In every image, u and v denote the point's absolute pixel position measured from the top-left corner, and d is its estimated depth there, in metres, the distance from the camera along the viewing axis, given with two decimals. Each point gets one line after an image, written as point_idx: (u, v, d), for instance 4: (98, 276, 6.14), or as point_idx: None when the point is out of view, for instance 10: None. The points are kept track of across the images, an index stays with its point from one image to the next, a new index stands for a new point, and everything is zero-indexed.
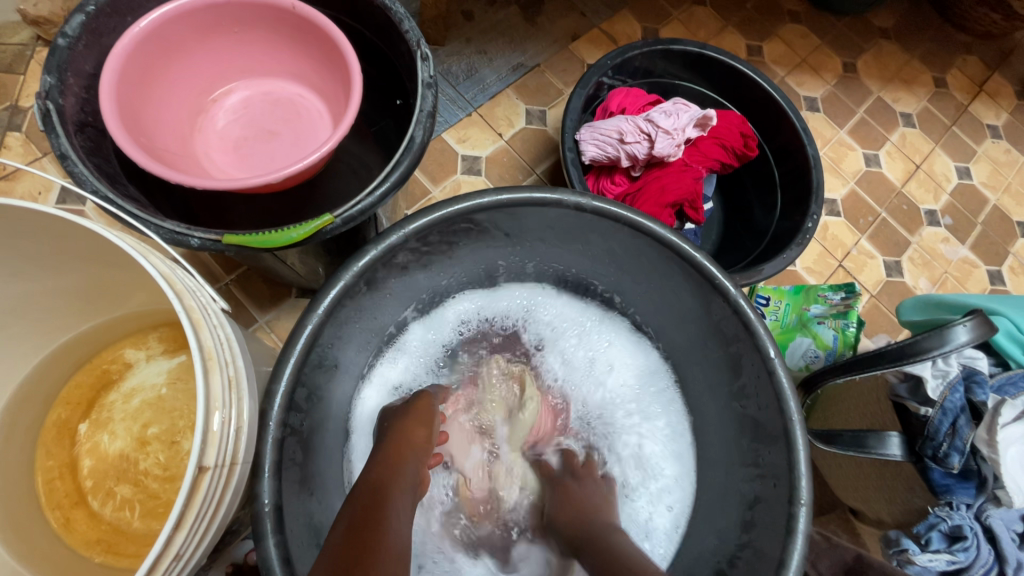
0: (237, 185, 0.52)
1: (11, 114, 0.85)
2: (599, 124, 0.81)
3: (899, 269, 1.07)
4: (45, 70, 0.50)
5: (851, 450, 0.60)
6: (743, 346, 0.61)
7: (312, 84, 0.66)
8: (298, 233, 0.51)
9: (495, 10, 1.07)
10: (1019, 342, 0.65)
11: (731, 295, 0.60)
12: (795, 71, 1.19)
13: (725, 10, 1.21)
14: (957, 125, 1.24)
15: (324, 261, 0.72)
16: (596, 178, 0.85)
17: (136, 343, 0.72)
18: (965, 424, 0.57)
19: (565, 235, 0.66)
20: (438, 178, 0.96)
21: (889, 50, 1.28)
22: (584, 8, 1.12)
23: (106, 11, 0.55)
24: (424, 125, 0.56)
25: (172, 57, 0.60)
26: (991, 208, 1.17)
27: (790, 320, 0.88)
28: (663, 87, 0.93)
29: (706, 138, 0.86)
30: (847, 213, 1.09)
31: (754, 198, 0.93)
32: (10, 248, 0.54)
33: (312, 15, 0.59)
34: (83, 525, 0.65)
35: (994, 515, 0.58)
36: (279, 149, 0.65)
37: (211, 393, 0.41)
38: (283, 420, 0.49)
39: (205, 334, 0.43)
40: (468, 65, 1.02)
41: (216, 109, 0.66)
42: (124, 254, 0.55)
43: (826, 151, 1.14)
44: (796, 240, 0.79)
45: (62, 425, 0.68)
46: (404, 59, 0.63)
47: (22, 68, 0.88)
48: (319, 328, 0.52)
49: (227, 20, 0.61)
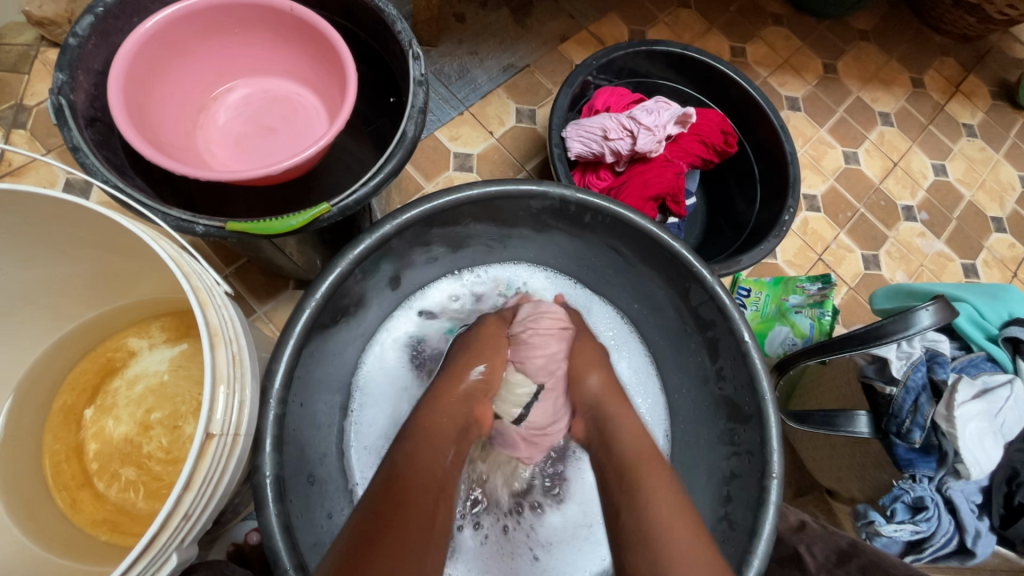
0: (233, 176, 0.55)
1: (17, 112, 0.88)
2: (585, 122, 0.84)
3: (876, 263, 1.11)
4: (58, 68, 0.53)
5: (822, 429, 0.63)
6: (719, 331, 0.65)
7: (309, 82, 0.69)
8: (296, 221, 0.54)
9: (486, 12, 1.10)
10: (980, 326, 0.69)
11: (707, 282, 0.63)
12: (777, 71, 1.23)
13: (709, 12, 1.25)
14: (934, 123, 1.28)
15: (321, 251, 0.75)
16: (581, 173, 0.89)
17: (140, 331, 0.74)
18: (926, 400, 0.61)
19: (562, 229, 0.70)
20: (431, 174, 0.99)
21: (869, 52, 1.32)
22: (572, 11, 1.16)
23: (113, 12, 0.58)
24: (415, 120, 0.59)
25: (177, 55, 0.63)
26: (966, 204, 1.21)
27: (770, 311, 0.92)
28: (647, 86, 0.96)
29: (686, 135, 0.89)
30: (827, 208, 1.13)
31: (734, 192, 0.97)
32: (22, 236, 0.56)
33: (309, 16, 0.62)
34: (89, 506, 0.68)
35: (952, 487, 0.62)
36: (277, 145, 0.69)
37: (217, 367, 0.44)
38: (283, 398, 0.53)
39: (211, 312, 0.46)
40: (460, 65, 1.06)
41: (217, 105, 0.69)
42: (128, 241, 0.58)
43: (806, 149, 1.18)
44: (773, 233, 0.82)
45: (69, 410, 0.71)
46: (397, 59, 0.66)
47: (27, 67, 0.91)
48: (316, 312, 0.55)
49: (230, 22, 0.64)
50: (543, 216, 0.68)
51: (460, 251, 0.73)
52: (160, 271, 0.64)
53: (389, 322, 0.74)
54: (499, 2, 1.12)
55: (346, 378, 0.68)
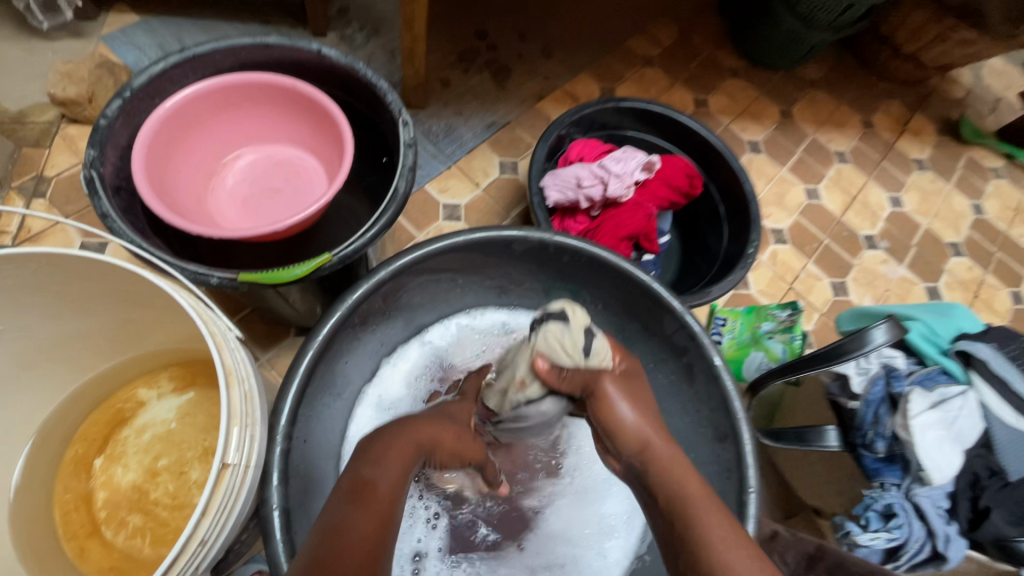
0: (245, 235, 0.61)
1: (37, 182, 0.95)
2: (560, 172, 0.93)
3: (844, 289, 1.18)
4: (90, 145, 0.60)
5: (795, 444, 0.70)
6: (692, 357, 0.70)
7: (310, 147, 0.77)
8: (302, 270, 0.60)
9: (469, 77, 1.22)
10: (931, 342, 0.75)
11: (677, 311, 0.69)
12: (738, 118, 1.35)
13: (672, 69, 1.37)
14: (887, 159, 1.39)
15: (321, 299, 0.80)
16: (560, 220, 0.96)
17: (149, 382, 0.78)
18: (885, 412, 0.66)
19: (556, 278, 0.77)
20: (422, 224, 1.06)
21: (820, 98, 1.44)
22: (548, 73, 1.28)
23: (139, 96, 0.66)
24: (406, 178, 0.66)
25: (193, 129, 0.71)
26: (924, 232, 1.30)
27: (745, 338, 0.98)
28: (618, 137, 1.06)
29: (653, 180, 0.97)
30: (794, 240, 1.21)
31: (705, 228, 1.05)
32: (51, 292, 0.61)
33: (311, 92, 0.70)
34: (97, 554, 0.70)
35: (920, 493, 0.65)
36: (282, 204, 0.76)
37: (232, 405, 0.49)
38: (289, 435, 0.57)
39: (226, 354, 0.51)
40: (447, 124, 1.16)
41: (227, 170, 0.77)
42: (146, 294, 0.63)
43: (770, 187, 1.27)
44: (740, 265, 0.89)
45: (78, 461, 0.74)
46: (388, 124, 0.74)
47: (48, 142, 0.99)
48: (318, 354, 0.60)
49: (240, 98, 0.72)
50: (535, 262, 0.74)
51: (460, 295, 0.80)
52: (174, 323, 0.69)
53: (385, 366, 0.79)
54: (480, 68, 1.23)
55: (344, 422, 0.72)
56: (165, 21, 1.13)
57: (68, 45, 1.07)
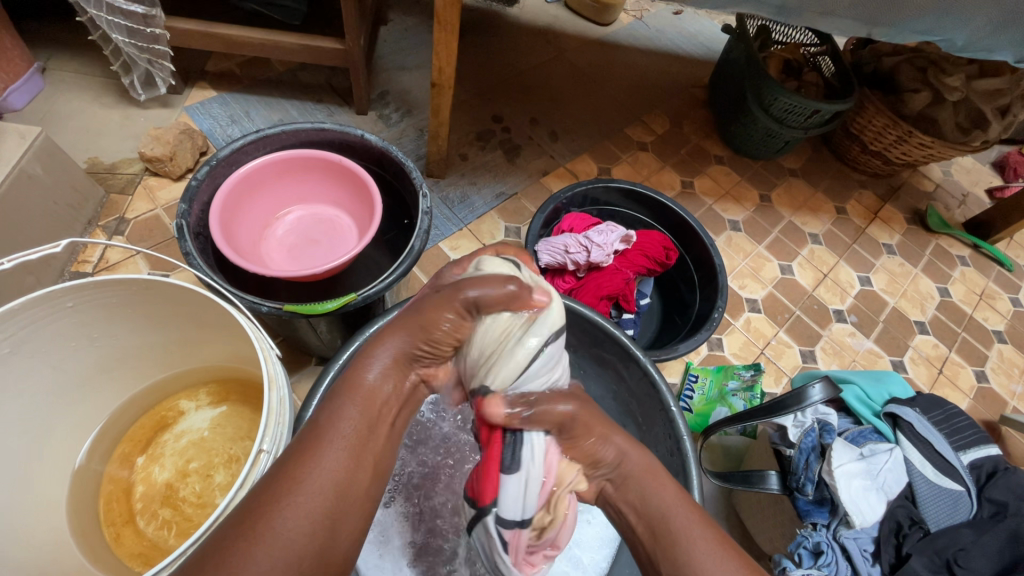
0: (290, 275, 0.77)
1: (118, 223, 1.14)
2: (552, 240, 1.08)
3: (813, 357, 1.29)
4: (182, 200, 0.78)
5: (742, 485, 0.79)
6: (654, 402, 0.84)
7: (346, 208, 0.95)
8: (332, 305, 0.75)
9: (485, 153, 1.42)
10: (865, 403, 0.87)
11: (643, 363, 0.83)
12: (720, 200, 1.52)
13: (663, 154, 1.57)
14: (857, 242, 1.54)
15: (342, 333, 0.95)
16: (550, 277, 1.11)
17: (190, 395, 0.91)
18: (814, 458, 0.77)
19: (586, 335, 0.89)
20: (433, 275, 1.22)
21: (797, 185, 1.61)
22: (553, 153, 1.48)
23: (222, 164, 0.84)
24: (421, 238, 0.82)
25: (257, 191, 0.89)
26: (891, 309, 1.42)
27: (713, 394, 1.09)
28: (607, 212, 1.23)
29: (632, 250, 1.11)
30: (767, 310, 1.34)
31: (684, 291, 1.19)
32: (138, 309, 0.76)
33: (351, 166, 0.88)
34: (129, 540, 0.79)
35: (846, 535, 0.74)
36: (319, 253, 0.94)
37: (270, 404, 0.63)
38: (306, 439, 0.70)
39: (269, 366, 0.65)
40: (462, 193, 1.35)
41: (278, 224, 0.95)
42: (209, 316, 0.77)
43: (747, 262, 1.41)
44: (706, 326, 1.03)
45: (122, 458, 0.85)
46: (410, 193, 0.92)
47: (131, 191, 1.19)
48: (337, 375, 0.75)
49: (296, 167, 0.90)
50: (569, 332, 0.91)
51: None
52: (222, 343, 0.84)
53: None
54: (495, 146, 1.44)
55: None
56: (237, 97, 1.37)
57: (157, 113, 1.30)
